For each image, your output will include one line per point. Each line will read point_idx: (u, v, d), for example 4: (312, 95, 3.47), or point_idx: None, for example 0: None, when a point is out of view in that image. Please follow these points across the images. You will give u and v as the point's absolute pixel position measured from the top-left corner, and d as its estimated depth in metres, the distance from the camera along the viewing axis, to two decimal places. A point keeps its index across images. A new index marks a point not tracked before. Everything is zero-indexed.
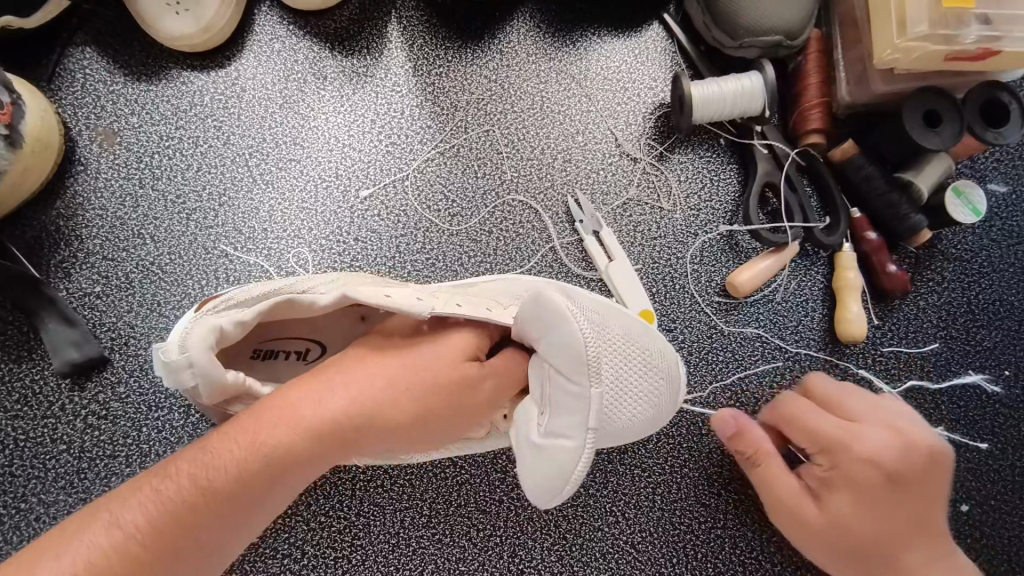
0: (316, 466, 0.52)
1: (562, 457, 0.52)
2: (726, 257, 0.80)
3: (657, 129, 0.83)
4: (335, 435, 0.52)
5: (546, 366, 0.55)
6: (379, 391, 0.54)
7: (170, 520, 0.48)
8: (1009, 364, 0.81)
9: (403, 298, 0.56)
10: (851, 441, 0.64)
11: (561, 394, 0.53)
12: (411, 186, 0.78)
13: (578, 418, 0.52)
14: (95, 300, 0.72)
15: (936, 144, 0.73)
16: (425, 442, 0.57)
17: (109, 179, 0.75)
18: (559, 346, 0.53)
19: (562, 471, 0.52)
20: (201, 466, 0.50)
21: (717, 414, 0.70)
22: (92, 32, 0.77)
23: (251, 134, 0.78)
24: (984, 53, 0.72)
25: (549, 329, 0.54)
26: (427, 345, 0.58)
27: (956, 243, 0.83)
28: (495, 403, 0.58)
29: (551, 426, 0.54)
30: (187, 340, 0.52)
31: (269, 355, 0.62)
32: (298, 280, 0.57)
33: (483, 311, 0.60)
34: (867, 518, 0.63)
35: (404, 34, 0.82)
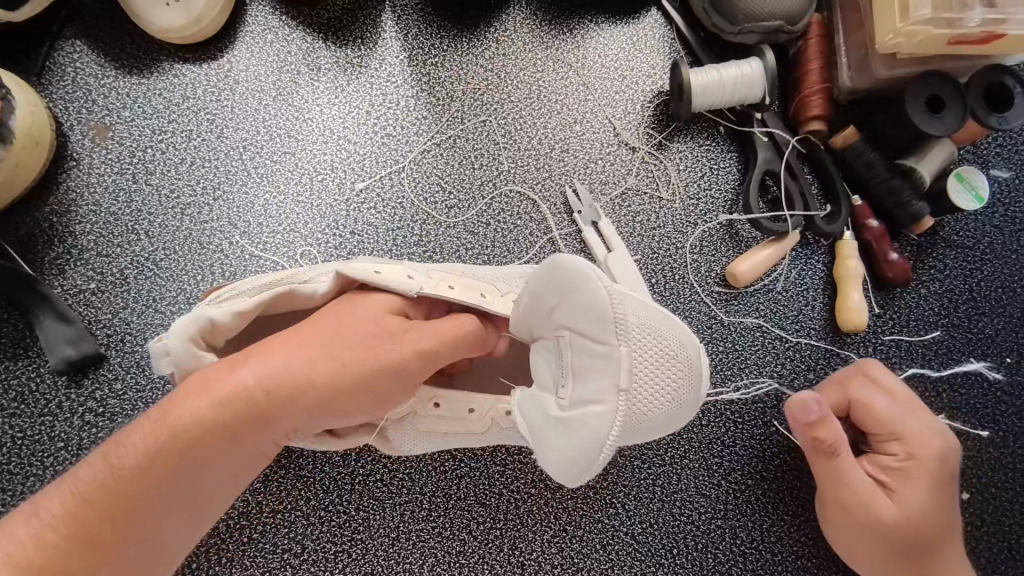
0: (232, 436, 0.49)
1: (592, 422, 0.51)
2: (726, 247, 0.80)
3: (655, 117, 0.82)
4: (246, 403, 0.49)
5: (565, 336, 0.55)
6: (294, 353, 0.51)
7: (86, 505, 0.46)
8: (1011, 351, 0.80)
9: (394, 279, 0.57)
10: (920, 429, 0.66)
11: (589, 359, 0.53)
12: (408, 178, 0.78)
13: (609, 380, 0.52)
14: (91, 296, 0.72)
15: (938, 130, 0.71)
16: (353, 406, 0.53)
17: (102, 174, 0.74)
18: (583, 309, 0.53)
19: (595, 437, 0.51)
20: (117, 445, 0.48)
21: (799, 400, 0.65)
22: (81, 25, 0.76)
23: (245, 127, 0.77)
24: (988, 37, 0.70)
25: (570, 295, 0.54)
26: (354, 302, 0.56)
27: (958, 230, 0.82)
28: (422, 363, 0.54)
29: (579, 395, 0.53)
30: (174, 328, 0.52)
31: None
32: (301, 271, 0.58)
33: (476, 297, 0.61)
34: (932, 511, 0.65)
35: (399, 23, 0.81)
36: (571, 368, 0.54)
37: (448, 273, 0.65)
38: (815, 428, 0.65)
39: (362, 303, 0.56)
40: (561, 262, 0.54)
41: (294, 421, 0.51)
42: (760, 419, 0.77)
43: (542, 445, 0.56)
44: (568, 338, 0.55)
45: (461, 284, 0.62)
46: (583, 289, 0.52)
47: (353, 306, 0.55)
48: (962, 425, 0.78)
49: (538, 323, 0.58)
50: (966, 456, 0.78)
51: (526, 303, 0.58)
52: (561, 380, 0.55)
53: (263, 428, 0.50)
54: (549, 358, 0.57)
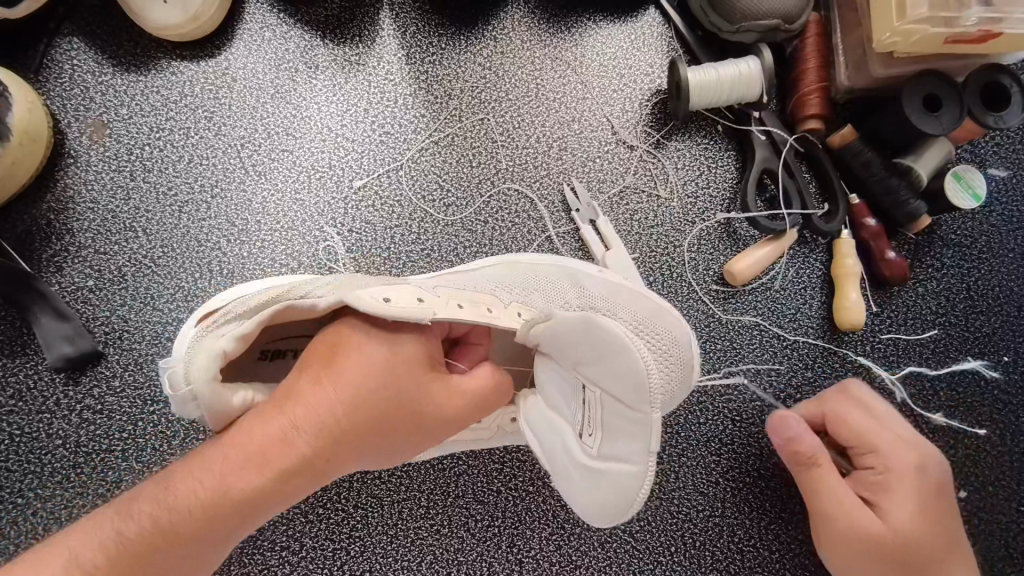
0: (287, 497, 0.50)
1: (624, 481, 0.52)
2: (724, 245, 0.80)
3: (653, 116, 0.82)
4: (303, 468, 0.49)
5: (597, 396, 0.55)
6: (342, 417, 0.50)
7: (133, 563, 0.46)
8: (1008, 350, 0.80)
9: (405, 306, 0.54)
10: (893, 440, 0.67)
11: (618, 420, 0.53)
12: (405, 176, 0.78)
13: (638, 442, 0.51)
14: (89, 294, 0.71)
15: (935, 129, 0.72)
16: (394, 451, 0.55)
17: (101, 172, 0.74)
18: (621, 375, 0.53)
19: (626, 494, 0.52)
20: (164, 506, 0.47)
21: (777, 417, 0.67)
22: (79, 22, 0.76)
23: (243, 124, 0.77)
24: (985, 36, 0.71)
25: (610, 358, 0.54)
26: (383, 349, 0.54)
27: (955, 229, 0.82)
28: (459, 421, 0.56)
29: (607, 450, 0.54)
30: (189, 369, 0.50)
31: (276, 356, 0.61)
32: (295, 287, 0.55)
33: (486, 314, 0.59)
34: (921, 519, 0.64)
35: (397, 21, 0.81)
36: (601, 424, 0.55)
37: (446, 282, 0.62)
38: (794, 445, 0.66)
39: (389, 351, 0.54)
40: (596, 323, 0.55)
41: (339, 471, 0.53)
42: (758, 417, 0.77)
43: (569, 488, 0.58)
44: (600, 399, 0.55)
45: (466, 297, 0.59)
46: (622, 358, 0.53)
47: (385, 355, 0.54)
48: (959, 423, 0.78)
49: (564, 358, 0.58)
50: (963, 454, 0.78)
51: (557, 334, 0.58)
52: (588, 430, 0.56)
53: (312, 485, 0.51)
54: (568, 393, 0.58)
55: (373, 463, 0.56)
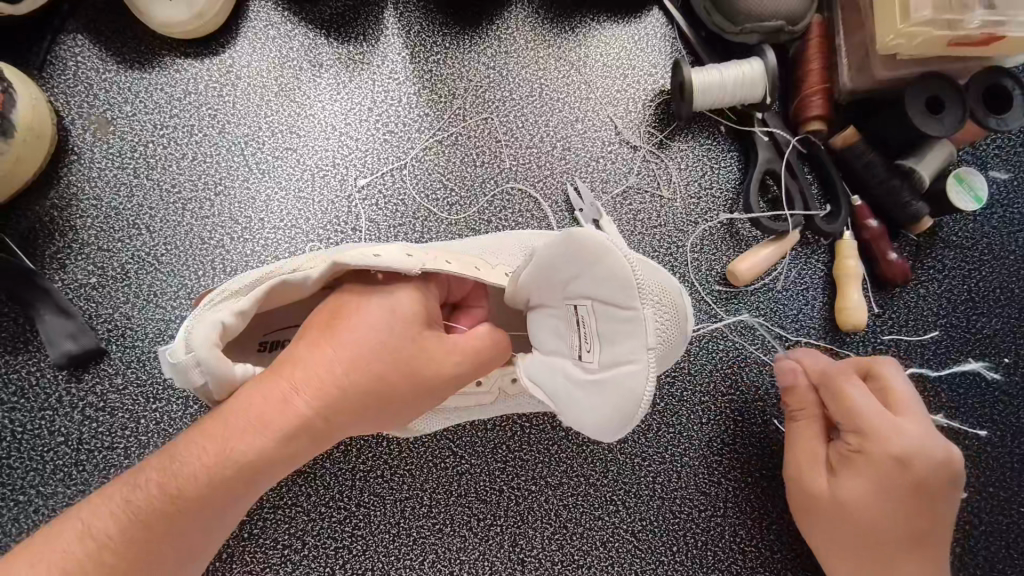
0: (293, 460, 0.49)
1: (629, 381, 0.49)
2: (726, 246, 0.80)
3: (657, 116, 0.82)
4: (305, 430, 0.49)
5: (586, 306, 0.52)
6: (343, 378, 0.50)
7: (142, 529, 0.46)
8: (1009, 351, 0.81)
9: (393, 258, 0.54)
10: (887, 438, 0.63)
11: (612, 325, 0.50)
12: (409, 175, 0.78)
13: (636, 339, 0.48)
14: (92, 291, 0.71)
15: (938, 131, 0.72)
16: (400, 414, 0.54)
17: (104, 169, 0.74)
18: (602, 279, 0.49)
19: (631, 395, 0.49)
20: (169, 474, 0.47)
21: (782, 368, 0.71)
22: (83, 19, 0.76)
23: (247, 123, 0.77)
24: (987, 38, 0.71)
25: (587, 269, 0.50)
26: (378, 309, 0.54)
27: (956, 231, 0.83)
28: (457, 380, 0.55)
29: (608, 358, 0.51)
30: (191, 340, 0.50)
31: (277, 346, 0.61)
32: (289, 260, 0.55)
33: (474, 270, 0.58)
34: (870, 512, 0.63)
35: (401, 20, 0.81)
36: (595, 335, 0.52)
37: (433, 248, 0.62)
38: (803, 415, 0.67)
39: (387, 308, 0.54)
40: (573, 235, 0.50)
41: (345, 434, 0.52)
42: (760, 417, 0.77)
43: (580, 412, 0.55)
44: (590, 307, 0.51)
45: (453, 256, 0.58)
46: (602, 261, 0.48)
47: (383, 314, 0.53)
48: (959, 425, 0.79)
49: (548, 294, 0.56)
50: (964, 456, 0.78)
51: (532, 278, 0.56)
52: (584, 345, 0.53)
53: (317, 447, 0.51)
54: (562, 326, 0.56)
55: (380, 428, 0.55)
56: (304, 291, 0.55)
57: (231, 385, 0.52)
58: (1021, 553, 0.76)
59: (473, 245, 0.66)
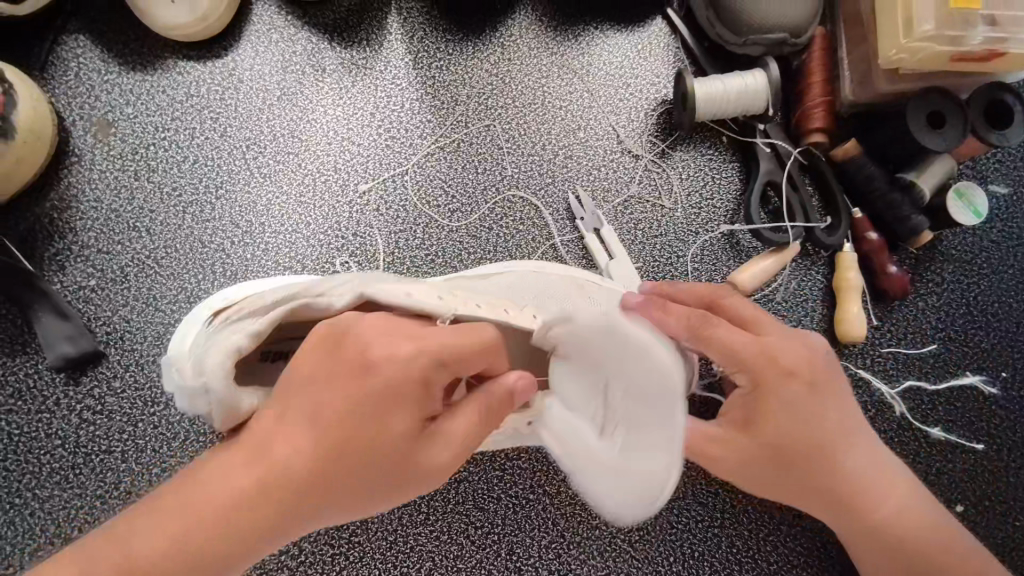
0: (269, 537, 0.42)
1: (651, 480, 0.51)
2: (727, 257, 0.80)
3: (659, 126, 0.82)
4: (281, 501, 0.41)
5: (630, 359, 0.55)
6: (321, 455, 0.42)
7: None
8: (1005, 365, 0.81)
9: (423, 298, 0.52)
10: (803, 367, 0.57)
11: (643, 421, 0.53)
12: (410, 181, 0.78)
13: (665, 445, 0.51)
14: (90, 293, 0.71)
15: (939, 145, 0.72)
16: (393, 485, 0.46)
17: (105, 171, 0.74)
18: (647, 383, 0.53)
19: (653, 491, 0.52)
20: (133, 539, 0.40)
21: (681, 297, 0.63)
22: (86, 21, 0.76)
23: (249, 126, 0.77)
24: (989, 55, 0.71)
25: (632, 338, 0.54)
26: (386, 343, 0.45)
27: (956, 245, 0.83)
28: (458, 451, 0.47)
29: (635, 448, 0.53)
30: (200, 361, 0.45)
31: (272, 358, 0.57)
32: (317, 280, 0.52)
33: (503, 313, 0.55)
34: (787, 421, 0.56)
35: (405, 25, 0.81)
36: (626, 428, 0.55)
37: (462, 286, 0.60)
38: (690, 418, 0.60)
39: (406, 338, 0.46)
40: (630, 335, 0.54)
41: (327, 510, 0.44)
42: None
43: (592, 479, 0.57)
44: (633, 359, 0.54)
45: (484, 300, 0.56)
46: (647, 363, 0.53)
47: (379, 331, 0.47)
48: (956, 437, 0.79)
49: (581, 342, 0.57)
50: (961, 468, 0.78)
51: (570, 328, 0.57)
52: (609, 425, 0.56)
53: (297, 523, 0.43)
54: (591, 380, 0.57)
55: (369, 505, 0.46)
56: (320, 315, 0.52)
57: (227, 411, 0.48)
58: (1016, 568, 0.76)
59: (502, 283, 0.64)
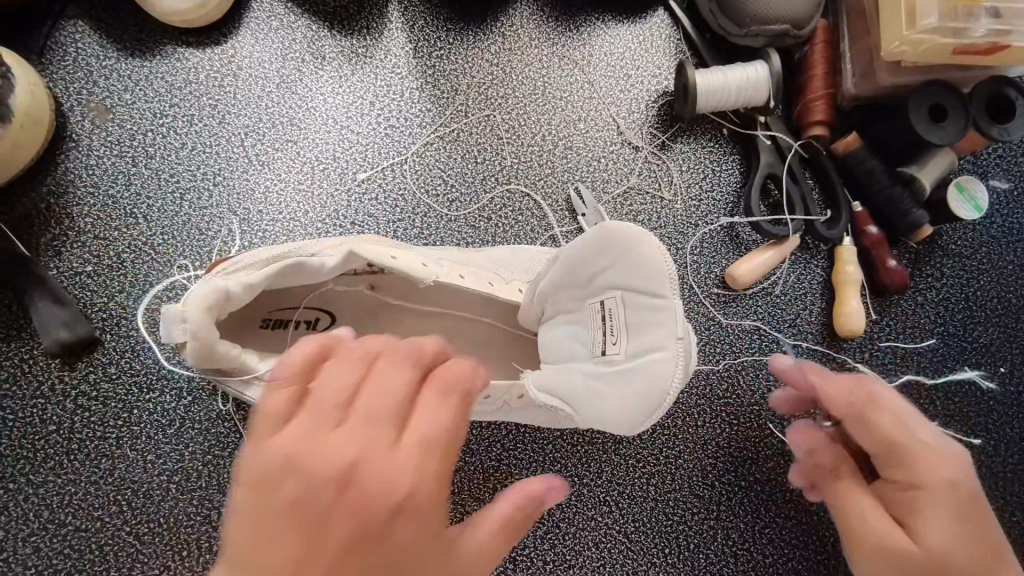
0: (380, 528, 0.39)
1: (656, 369, 0.45)
2: (726, 249, 0.80)
3: (659, 117, 0.82)
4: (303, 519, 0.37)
5: (613, 299, 0.49)
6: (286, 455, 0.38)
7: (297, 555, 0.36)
8: (1005, 361, 0.81)
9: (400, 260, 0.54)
10: (923, 447, 0.53)
11: (641, 314, 0.47)
12: (410, 169, 0.77)
13: (665, 325, 0.46)
14: (87, 279, 0.71)
15: (942, 139, 0.72)
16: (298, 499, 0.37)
17: (102, 156, 0.73)
18: (634, 273, 0.47)
19: (658, 383, 0.45)
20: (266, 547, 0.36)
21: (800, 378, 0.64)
22: (85, 6, 0.75)
23: (248, 113, 0.76)
24: (992, 47, 0.71)
25: (615, 262, 0.49)
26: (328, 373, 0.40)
27: (956, 239, 0.83)
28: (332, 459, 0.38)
29: (637, 345, 0.47)
30: (190, 296, 0.49)
31: (278, 326, 0.59)
32: (309, 246, 0.55)
33: (485, 285, 0.58)
34: (932, 518, 0.51)
35: (405, 14, 0.80)
36: (623, 326, 0.48)
37: (451, 260, 0.62)
38: (810, 472, 0.59)
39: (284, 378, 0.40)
40: (606, 227, 0.49)
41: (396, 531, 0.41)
42: (756, 422, 0.77)
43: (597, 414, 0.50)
44: (618, 299, 0.49)
45: (468, 271, 0.59)
46: (634, 251, 0.47)
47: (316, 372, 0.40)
48: (954, 433, 0.79)
49: (568, 298, 0.53)
50: None
51: (557, 278, 0.53)
52: (607, 339, 0.49)
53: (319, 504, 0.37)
54: (581, 331, 0.52)
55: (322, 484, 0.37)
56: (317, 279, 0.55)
57: (210, 357, 0.50)
58: None
59: (493, 260, 0.66)
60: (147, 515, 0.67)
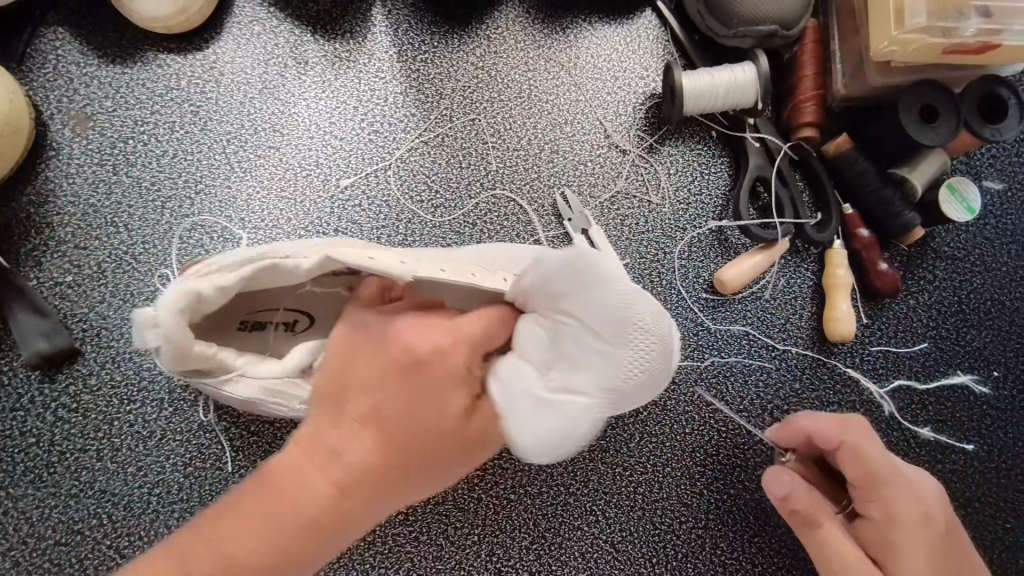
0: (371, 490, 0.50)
1: (573, 410, 0.50)
2: (715, 253, 0.79)
3: (647, 120, 0.81)
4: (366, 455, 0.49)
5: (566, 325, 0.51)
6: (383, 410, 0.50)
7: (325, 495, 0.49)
8: (998, 365, 0.80)
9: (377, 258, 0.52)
10: (903, 487, 0.61)
11: (580, 351, 0.51)
12: (394, 175, 0.76)
13: (596, 373, 0.51)
14: (68, 289, 0.70)
15: (932, 140, 0.71)
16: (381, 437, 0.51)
17: (82, 164, 0.73)
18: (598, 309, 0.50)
19: (571, 420, 0.50)
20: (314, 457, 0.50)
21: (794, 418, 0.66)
22: (64, 12, 0.74)
23: (230, 120, 0.76)
24: (984, 47, 0.70)
25: (585, 290, 0.50)
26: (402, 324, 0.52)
27: (949, 241, 0.82)
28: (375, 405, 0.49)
29: (568, 382, 0.51)
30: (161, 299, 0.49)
31: (257, 326, 0.59)
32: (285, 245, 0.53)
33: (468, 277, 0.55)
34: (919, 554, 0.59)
35: (389, 17, 0.79)
36: (564, 357, 0.51)
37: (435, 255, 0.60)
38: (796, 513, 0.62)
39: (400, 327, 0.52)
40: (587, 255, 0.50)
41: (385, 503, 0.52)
42: (745, 428, 0.76)
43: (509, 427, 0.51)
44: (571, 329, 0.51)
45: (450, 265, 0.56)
46: (598, 284, 0.50)
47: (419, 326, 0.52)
48: (946, 439, 0.78)
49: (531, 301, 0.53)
50: (951, 470, 0.77)
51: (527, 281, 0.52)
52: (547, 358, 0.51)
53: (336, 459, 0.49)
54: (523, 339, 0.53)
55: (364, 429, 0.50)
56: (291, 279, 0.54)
57: (184, 359, 0.50)
58: (1003, 570, 0.75)
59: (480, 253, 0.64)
60: (129, 527, 0.67)
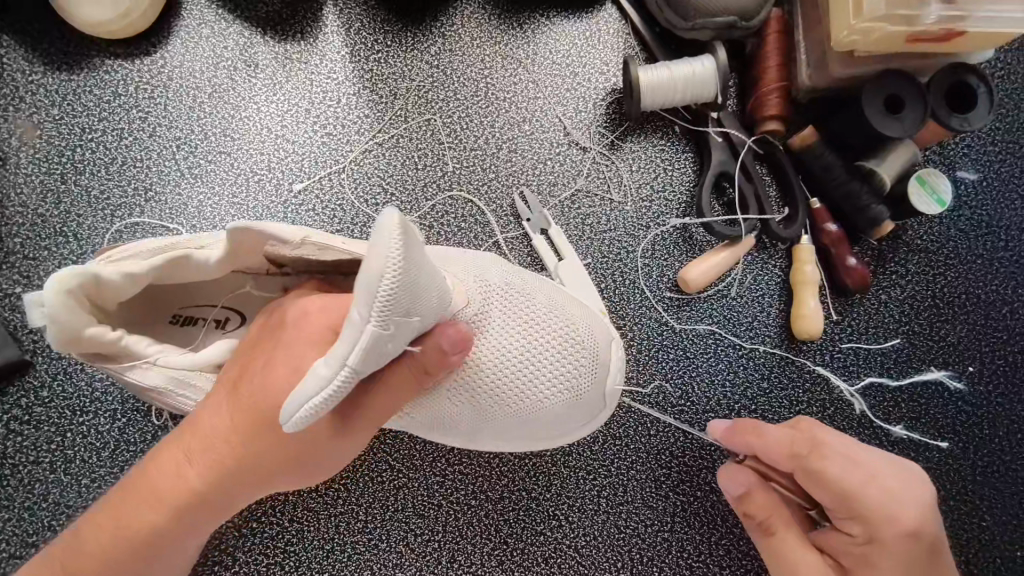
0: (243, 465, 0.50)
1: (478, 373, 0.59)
2: (679, 251, 0.77)
3: (608, 116, 0.79)
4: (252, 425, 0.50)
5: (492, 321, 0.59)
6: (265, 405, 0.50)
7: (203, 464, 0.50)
8: (973, 360, 0.78)
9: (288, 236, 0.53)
10: (877, 505, 0.58)
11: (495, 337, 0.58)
12: (348, 178, 0.75)
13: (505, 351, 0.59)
14: (17, 301, 0.69)
15: (897, 131, 0.69)
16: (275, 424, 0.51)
17: (30, 174, 0.72)
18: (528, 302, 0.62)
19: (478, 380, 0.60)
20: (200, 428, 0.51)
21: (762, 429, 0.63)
22: (8, 19, 0.73)
23: (180, 126, 0.75)
24: (948, 34, 0.68)
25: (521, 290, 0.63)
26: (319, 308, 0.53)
27: (922, 234, 0.80)
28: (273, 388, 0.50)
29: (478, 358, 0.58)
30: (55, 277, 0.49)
31: (187, 322, 0.59)
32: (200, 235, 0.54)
33: None
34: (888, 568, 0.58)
35: (341, 17, 0.78)
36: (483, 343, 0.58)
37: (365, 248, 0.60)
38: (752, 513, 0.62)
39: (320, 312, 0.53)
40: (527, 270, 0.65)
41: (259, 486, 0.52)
42: None
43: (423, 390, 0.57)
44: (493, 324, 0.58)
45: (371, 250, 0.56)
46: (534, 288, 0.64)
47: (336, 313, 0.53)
48: (919, 436, 0.76)
49: None
50: (924, 468, 0.75)
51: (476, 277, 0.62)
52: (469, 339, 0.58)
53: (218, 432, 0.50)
54: None
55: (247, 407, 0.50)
56: (207, 269, 0.54)
57: (79, 344, 0.50)
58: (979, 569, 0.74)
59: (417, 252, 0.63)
60: None
